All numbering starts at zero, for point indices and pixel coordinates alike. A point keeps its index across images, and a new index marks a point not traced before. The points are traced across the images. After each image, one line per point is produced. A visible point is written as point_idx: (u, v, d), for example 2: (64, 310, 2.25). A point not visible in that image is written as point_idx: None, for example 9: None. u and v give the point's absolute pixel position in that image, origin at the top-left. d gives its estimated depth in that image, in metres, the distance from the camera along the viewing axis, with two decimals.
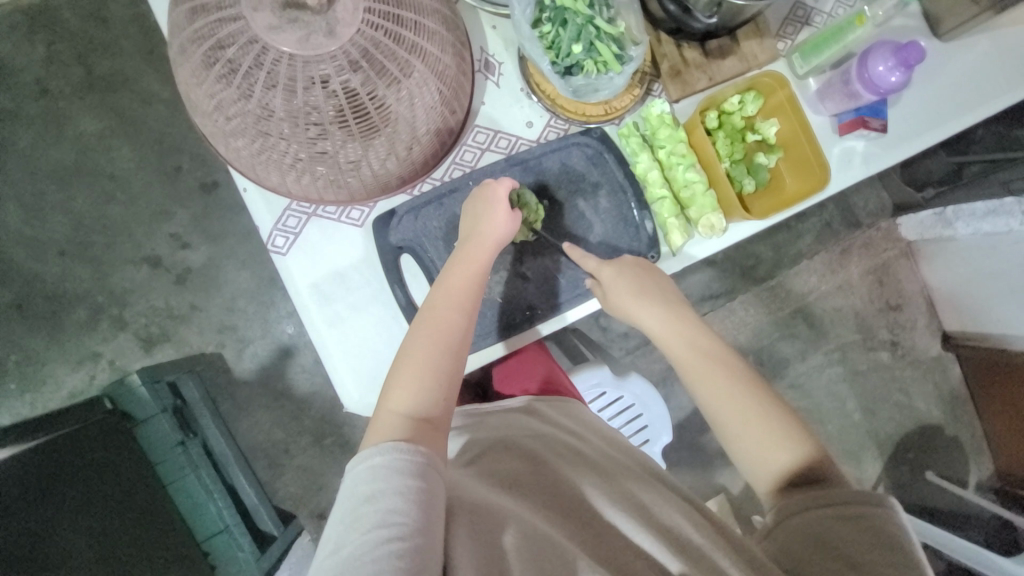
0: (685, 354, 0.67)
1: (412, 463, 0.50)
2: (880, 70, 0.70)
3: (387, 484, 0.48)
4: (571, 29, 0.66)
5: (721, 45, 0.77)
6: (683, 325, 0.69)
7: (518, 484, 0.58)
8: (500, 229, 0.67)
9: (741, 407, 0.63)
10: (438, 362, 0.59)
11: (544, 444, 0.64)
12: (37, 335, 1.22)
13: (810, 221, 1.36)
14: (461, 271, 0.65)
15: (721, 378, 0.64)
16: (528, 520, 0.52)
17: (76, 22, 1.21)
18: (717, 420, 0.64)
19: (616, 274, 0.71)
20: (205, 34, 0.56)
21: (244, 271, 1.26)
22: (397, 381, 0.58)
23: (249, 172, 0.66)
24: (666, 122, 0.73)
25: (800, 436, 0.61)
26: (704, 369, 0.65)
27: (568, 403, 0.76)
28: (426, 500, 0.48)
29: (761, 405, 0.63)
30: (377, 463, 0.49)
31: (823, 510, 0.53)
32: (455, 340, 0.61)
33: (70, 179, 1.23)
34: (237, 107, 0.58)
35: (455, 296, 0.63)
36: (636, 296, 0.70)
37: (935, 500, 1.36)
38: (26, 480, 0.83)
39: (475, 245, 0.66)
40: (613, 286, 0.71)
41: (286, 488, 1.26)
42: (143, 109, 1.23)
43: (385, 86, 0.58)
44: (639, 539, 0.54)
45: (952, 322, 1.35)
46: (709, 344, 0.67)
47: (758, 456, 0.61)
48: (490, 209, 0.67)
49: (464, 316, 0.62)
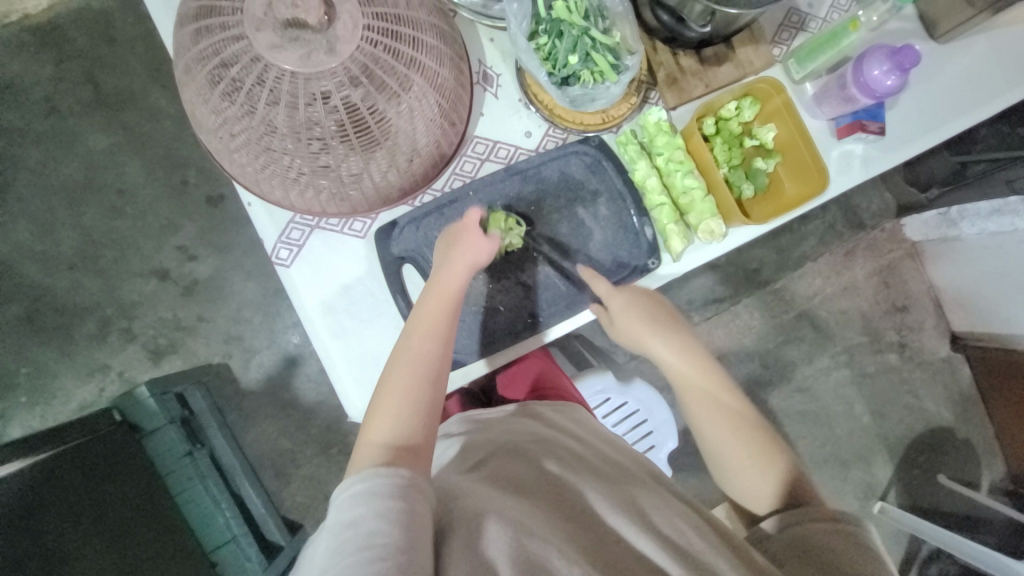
0: (688, 382, 0.70)
1: (392, 485, 0.50)
2: (876, 75, 0.70)
3: (368, 508, 0.49)
4: (567, 40, 0.67)
5: (717, 53, 0.77)
6: (687, 356, 0.71)
7: (518, 490, 0.57)
8: (473, 257, 0.68)
9: (739, 437, 0.67)
10: (416, 387, 0.60)
11: (547, 450, 0.64)
12: (48, 348, 1.24)
13: (813, 223, 1.36)
14: (437, 299, 0.66)
15: (722, 409, 0.68)
16: (526, 523, 0.52)
17: (85, 41, 1.24)
18: (717, 449, 0.68)
19: (624, 303, 0.73)
20: (209, 54, 0.58)
21: (250, 282, 1.27)
22: (377, 410, 0.59)
23: (254, 186, 0.67)
24: (663, 129, 0.74)
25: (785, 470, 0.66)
26: (705, 399, 0.69)
27: (572, 410, 0.76)
28: (409, 519, 0.48)
29: (756, 435, 0.67)
30: (358, 490, 0.50)
31: (816, 524, 0.58)
32: (433, 365, 0.62)
33: (79, 195, 1.25)
34: (241, 125, 0.59)
35: (432, 323, 0.64)
36: (648, 324, 0.72)
37: (948, 503, 1.34)
38: (35, 491, 0.84)
39: (452, 269, 0.67)
40: (622, 313, 0.73)
41: (293, 498, 1.26)
42: (150, 125, 1.25)
43: (385, 100, 0.59)
44: (640, 543, 0.53)
45: (960, 323, 1.33)
46: (712, 374, 0.70)
47: (755, 483, 0.65)
48: (465, 238, 0.69)
49: (443, 343, 0.63)
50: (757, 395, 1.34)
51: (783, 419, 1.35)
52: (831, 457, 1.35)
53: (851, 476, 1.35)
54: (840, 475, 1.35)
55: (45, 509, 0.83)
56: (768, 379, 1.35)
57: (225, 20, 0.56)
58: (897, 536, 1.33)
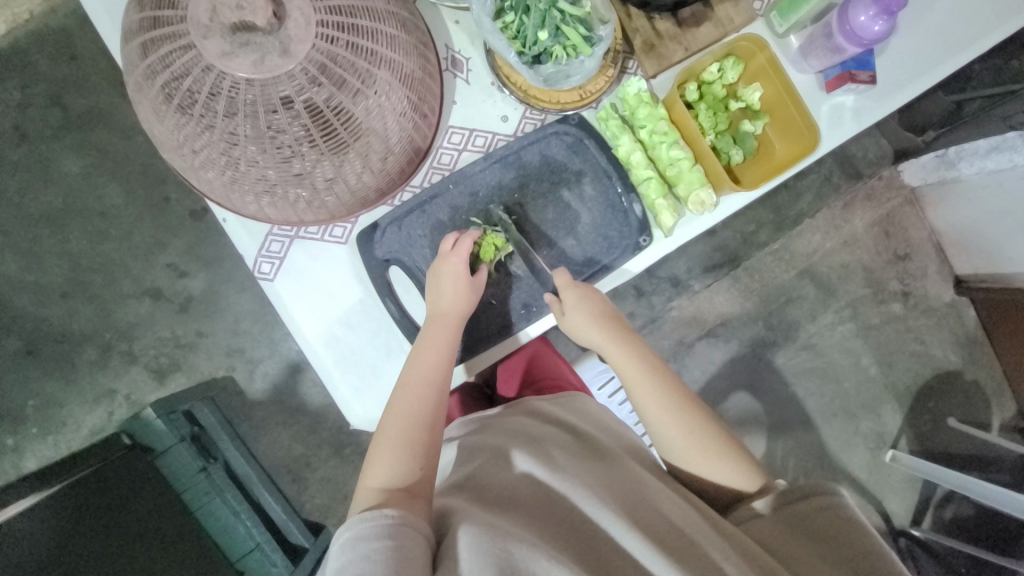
0: (632, 371, 0.69)
1: (380, 527, 0.50)
2: (862, 21, 0.67)
3: (355, 554, 0.49)
4: (534, 16, 0.64)
5: (694, 13, 0.74)
6: (632, 350, 0.70)
7: (513, 501, 0.57)
8: (461, 292, 0.69)
9: (690, 423, 0.67)
10: (412, 435, 0.62)
11: (539, 449, 0.63)
12: (52, 378, 1.24)
13: (809, 178, 1.33)
14: (430, 347, 0.67)
15: (667, 395, 0.68)
16: (514, 532, 0.52)
17: (45, 63, 1.20)
18: (667, 435, 0.67)
19: (578, 298, 0.71)
20: (160, 68, 0.55)
21: (244, 293, 1.26)
22: (375, 458, 0.61)
23: (226, 202, 0.65)
24: (644, 100, 0.70)
25: (742, 460, 0.66)
26: (654, 393, 0.68)
27: (572, 399, 0.76)
28: (397, 557, 0.49)
29: (706, 418, 0.68)
30: (346, 537, 0.51)
31: (803, 506, 0.59)
32: (429, 414, 0.63)
33: (61, 221, 1.23)
34: (202, 140, 0.57)
35: (425, 373, 0.65)
36: (595, 319, 0.71)
37: (959, 445, 1.35)
38: (61, 512, 0.89)
39: (442, 313, 0.68)
40: (572, 308, 0.71)
41: (312, 500, 1.27)
42: (124, 143, 1.22)
43: (350, 98, 0.57)
44: (626, 539, 0.54)
45: (963, 265, 1.32)
46: (656, 367, 0.70)
47: (719, 466, 0.66)
48: (451, 273, 0.68)
49: (438, 392, 0.65)
50: (763, 356, 1.34)
51: (791, 378, 1.34)
52: (841, 411, 1.35)
53: (861, 428, 1.35)
54: (851, 428, 1.35)
55: (70, 541, 0.86)
56: (773, 340, 1.34)
57: (171, 30, 0.53)
58: (912, 482, 1.34)
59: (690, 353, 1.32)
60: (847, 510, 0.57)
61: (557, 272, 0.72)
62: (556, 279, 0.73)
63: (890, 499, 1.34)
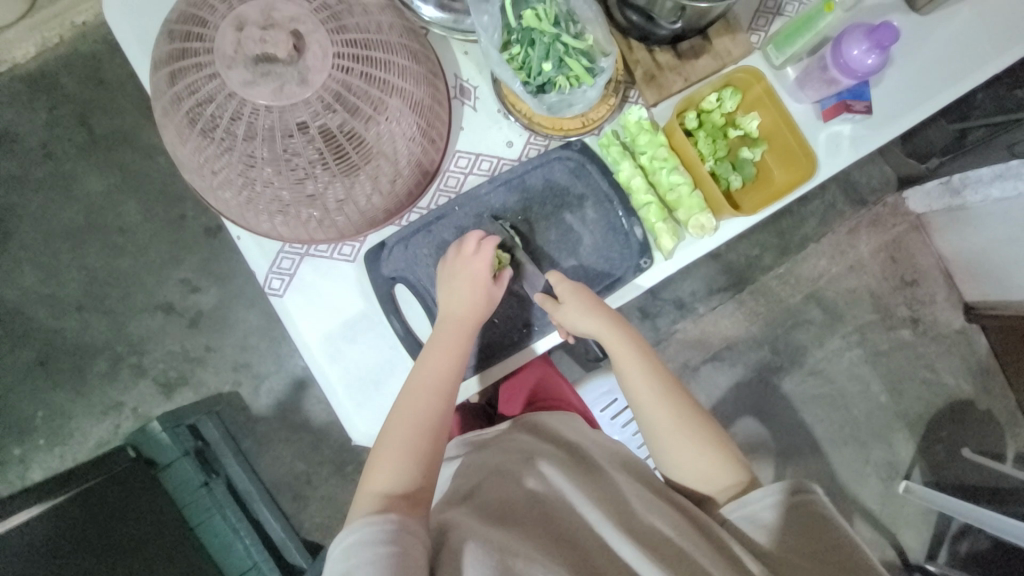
0: (625, 356, 0.71)
1: (383, 531, 0.52)
2: (855, 54, 0.69)
3: (360, 558, 0.50)
4: (539, 48, 0.67)
5: (693, 46, 0.76)
6: (623, 336, 0.71)
7: (507, 510, 0.60)
8: (473, 299, 0.70)
9: (677, 408, 0.69)
10: (417, 442, 0.63)
11: (536, 464, 0.66)
12: (63, 390, 1.26)
13: (812, 204, 1.35)
14: (440, 352, 0.68)
15: (656, 379, 0.70)
16: (510, 545, 0.55)
17: (74, 86, 1.26)
18: (655, 421, 0.69)
19: (571, 292, 0.71)
20: (185, 95, 0.59)
21: (253, 308, 1.28)
22: (378, 462, 0.62)
23: (240, 220, 0.68)
24: (645, 127, 0.73)
25: (726, 451, 0.68)
26: (652, 383, 0.69)
27: (569, 416, 0.77)
28: (399, 565, 0.50)
29: (696, 411, 0.69)
30: (351, 541, 0.52)
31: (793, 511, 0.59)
32: (434, 421, 0.64)
33: (81, 237, 1.27)
34: (221, 161, 0.60)
35: (434, 379, 0.66)
36: (589, 305, 0.71)
37: (974, 477, 1.32)
38: (65, 525, 0.89)
39: (451, 320, 0.70)
40: (568, 299, 0.71)
41: (312, 519, 1.26)
42: (145, 162, 1.27)
43: (362, 124, 0.60)
44: (622, 550, 0.57)
45: (972, 292, 1.31)
46: (654, 363, 0.71)
47: (703, 463, 0.67)
48: (468, 279, 0.70)
49: (443, 400, 0.66)
50: (770, 381, 1.32)
51: (798, 405, 1.33)
52: (851, 439, 1.33)
53: (872, 457, 1.33)
54: (861, 457, 1.32)
55: (70, 544, 0.86)
56: (779, 365, 1.33)
57: (197, 61, 0.57)
58: (926, 514, 1.31)
59: (695, 376, 1.31)
60: (822, 507, 0.59)
61: (550, 272, 0.72)
62: (549, 278, 0.73)
63: (904, 533, 1.30)
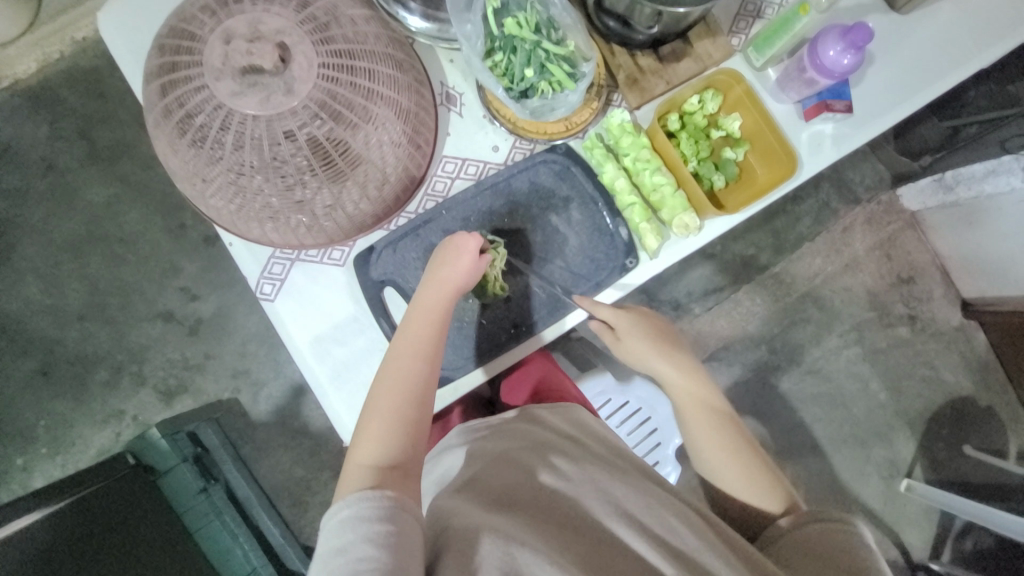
0: (683, 390, 0.76)
1: (380, 509, 0.52)
2: (831, 55, 0.71)
3: (354, 534, 0.51)
4: (521, 55, 0.69)
5: (674, 49, 0.78)
6: (683, 371, 0.77)
7: (509, 496, 0.60)
8: (460, 274, 0.69)
9: (733, 441, 0.73)
10: (404, 415, 0.63)
11: (540, 453, 0.66)
12: (64, 399, 1.28)
13: (807, 203, 1.35)
14: (421, 325, 0.68)
15: (711, 414, 0.74)
16: (516, 535, 0.55)
17: (75, 99, 1.29)
18: (709, 451, 0.73)
19: (631, 325, 0.78)
20: (175, 106, 0.60)
21: (252, 315, 1.30)
22: (366, 435, 0.62)
23: (232, 227, 0.69)
24: (628, 130, 0.74)
25: (775, 484, 0.71)
26: (704, 410, 0.75)
27: (567, 407, 0.78)
28: (394, 541, 0.51)
29: (749, 445, 0.73)
30: (346, 515, 0.52)
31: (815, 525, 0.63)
32: (419, 391, 0.65)
33: (81, 247, 1.29)
34: (211, 170, 0.62)
35: (417, 350, 0.67)
36: (652, 342, 0.78)
37: (974, 474, 1.31)
38: (68, 528, 0.89)
39: (437, 294, 0.69)
40: (626, 332, 0.78)
41: (311, 525, 1.27)
42: (145, 173, 1.30)
43: (349, 133, 0.61)
44: (638, 545, 0.57)
45: (969, 289, 1.31)
46: (708, 392, 0.76)
47: (752, 489, 0.71)
48: (452, 249, 0.70)
49: (426, 366, 0.67)
50: (768, 380, 1.33)
51: (796, 404, 1.33)
52: (850, 438, 1.33)
53: (873, 456, 1.32)
54: (862, 456, 1.32)
55: (65, 547, 0.85)
56: (777, 364, 1.33)
57: (187, 73, 0.59)
58: (927, 513, 1.30)
59: None
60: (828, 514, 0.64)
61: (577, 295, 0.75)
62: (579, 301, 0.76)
63: (906, 531, 1.30)
